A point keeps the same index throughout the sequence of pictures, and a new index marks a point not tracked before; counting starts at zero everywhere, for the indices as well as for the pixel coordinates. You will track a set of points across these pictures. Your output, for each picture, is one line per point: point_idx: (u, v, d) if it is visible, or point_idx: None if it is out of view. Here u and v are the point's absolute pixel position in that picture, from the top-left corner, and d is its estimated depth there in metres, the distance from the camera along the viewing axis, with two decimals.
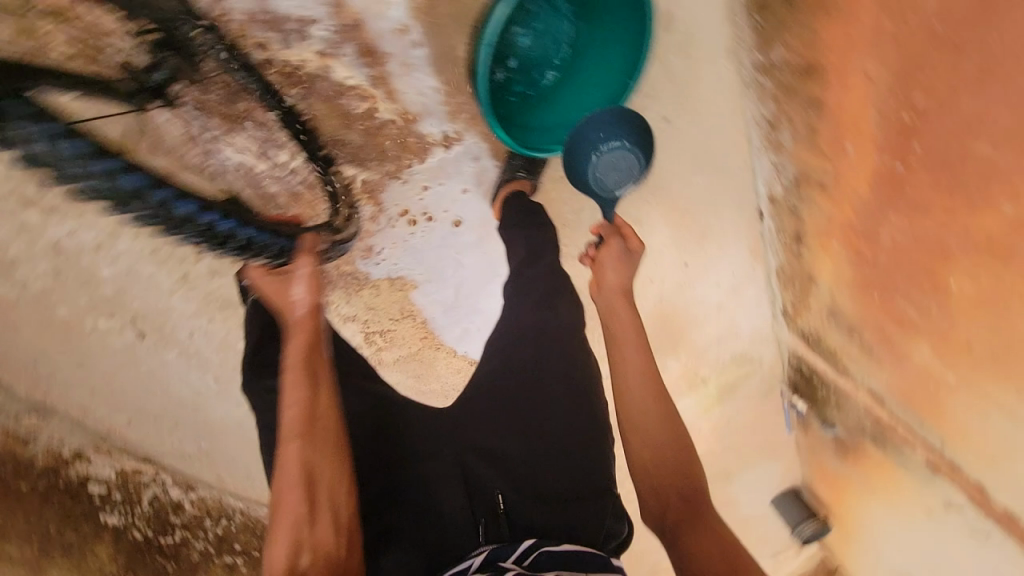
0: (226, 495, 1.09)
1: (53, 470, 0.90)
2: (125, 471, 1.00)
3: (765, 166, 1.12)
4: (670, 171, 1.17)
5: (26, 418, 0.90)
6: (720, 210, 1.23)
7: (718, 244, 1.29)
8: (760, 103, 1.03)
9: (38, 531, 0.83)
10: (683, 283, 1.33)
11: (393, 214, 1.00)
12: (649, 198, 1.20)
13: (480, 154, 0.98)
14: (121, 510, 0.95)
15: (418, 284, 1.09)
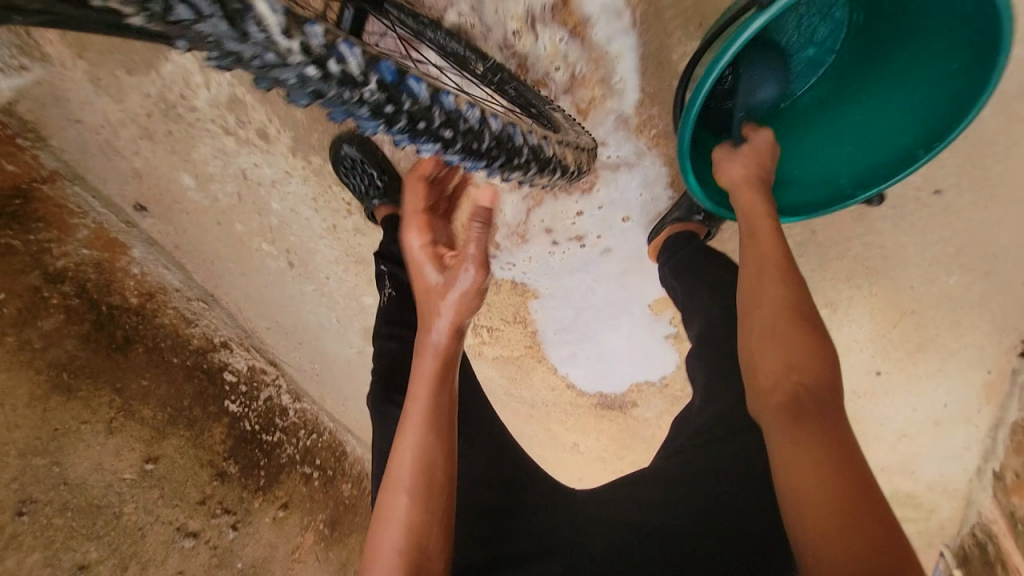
0: (322, 413, 1.30)
1: (202, 352, 1.06)
2: (249, 368, 1.15)
3: None
4: (916, 263, 0.83)
5: (186, 305, 1.05)
6: (971, 323, 0.88)
7: (938, 363, 0.95)
8: None
9: (175, 402, 0.99)
10: (862, 391, 1.04)
11: (540, 229, 0.90)
12: (862, 283, 0.86)
13: (655, 186, 0.82)
14: (242, 401, 1.12)
15: (540, 295, 1.00)
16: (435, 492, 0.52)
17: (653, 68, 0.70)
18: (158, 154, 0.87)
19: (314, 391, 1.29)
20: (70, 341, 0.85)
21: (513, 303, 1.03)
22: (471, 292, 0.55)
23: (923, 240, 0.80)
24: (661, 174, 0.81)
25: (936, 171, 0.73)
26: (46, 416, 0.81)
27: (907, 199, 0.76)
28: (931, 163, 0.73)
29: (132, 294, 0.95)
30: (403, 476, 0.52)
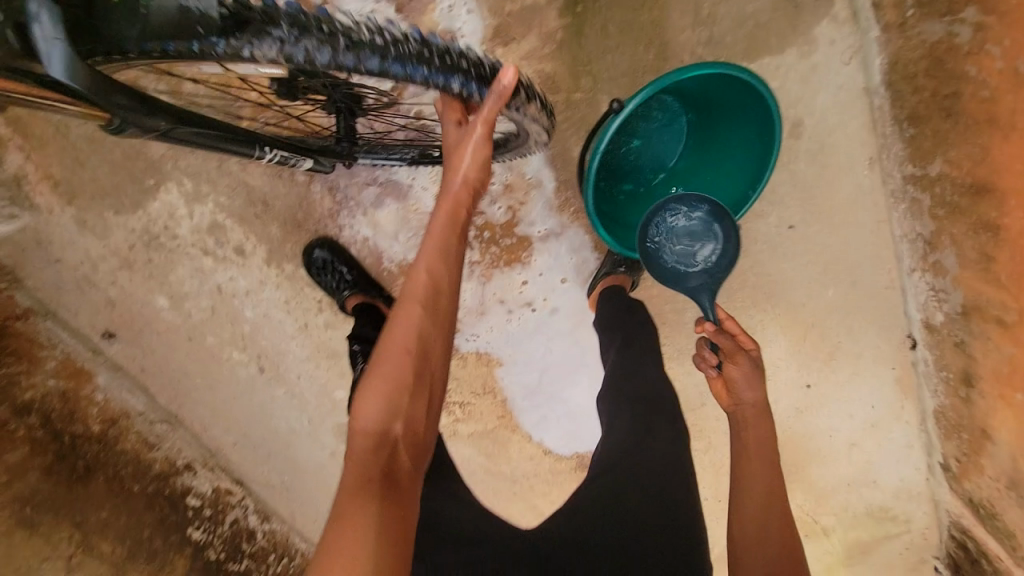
0: (295, 532, 1.14)
1: (164, 477, 1.01)
2: (215, 489, 1.08)
3: (919, 288, 0.96)
4: (801, 283, 1.01)
5: (148, 430, 1.02)
6: (861, 326, 1.05)
7: (850, 368, 1.09)
8: (912, 220, 0.89)
9: (134, 534, 0.95)
10: (804, 406, 1.15)
11: (493, 301, 1.04)
12: (768, 307, 1.04)
13: (582, 249, 0.99)
14: (207, 526, 1.04)
15: (504, 362, 1.09)
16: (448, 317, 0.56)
17: (559, 163, 0.91)
18: (135, 281, 0.94)
19: (284, 508, 1.14)
20: (34, 474, 0.88)
21: (480, 375, 1.11)
22: (482, 157, 0.58)
23: (799, 265, 1.00)
24: (584, 241, 0.98)
25: (785, 211, 0.95)
26: (7, 556, 0.84)
27: (773, 235, 0.98)
28: (779, 206, 0.95)
29: (94, 423, 0.95)
30: (422, 293, 0.54)
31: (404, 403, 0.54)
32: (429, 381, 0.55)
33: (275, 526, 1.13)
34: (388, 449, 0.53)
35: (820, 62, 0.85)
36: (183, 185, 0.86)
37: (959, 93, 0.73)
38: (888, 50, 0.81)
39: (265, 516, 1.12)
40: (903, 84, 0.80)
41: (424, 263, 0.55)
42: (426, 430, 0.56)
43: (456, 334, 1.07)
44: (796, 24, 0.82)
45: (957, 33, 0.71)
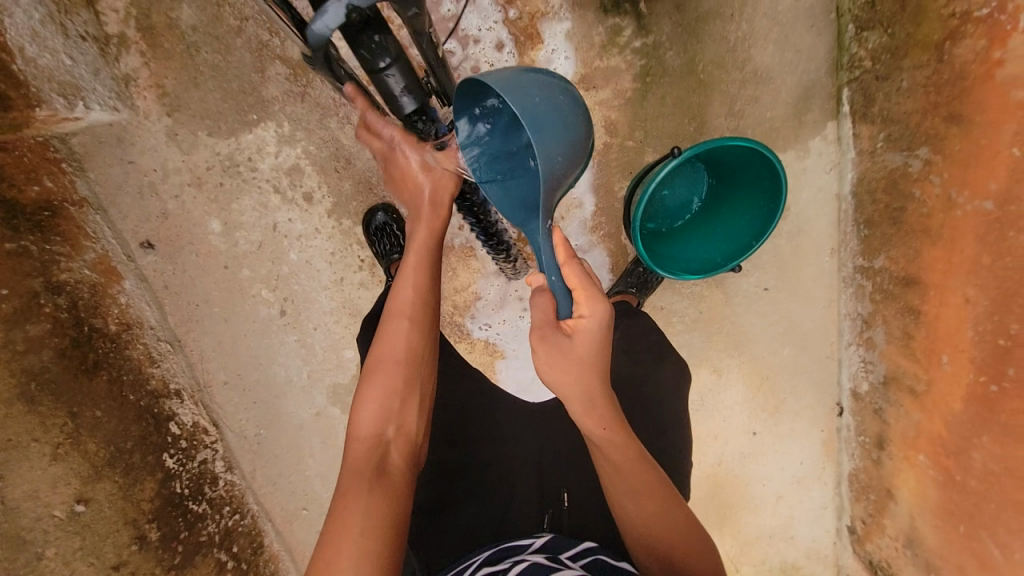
0: (251, 492, 1.12)
1: (156, 396, 1.02)
2: (195, 425, 1.07)
3: (853, 359, 1.18)
4: (764, 339, 1.22)
5: (153, 347, 1.03)
6: (804, 386, 1.26)
7: (790, 422, 1.29)
8: (856, 302, 1.14)
9: (118, 442, 0.94)
10: (747, 453, 1.31)
11: (515, 297, 1.17)
12: (734, 355, 1.24)
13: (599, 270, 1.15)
14: (180, 457, 1.03)
15: (506, 356, 1.20)
16: (429, 327, 0.76)
17: (603, 192, 1.09)
18: (198, 200, 1.02)
19: (248, 464, 1.13)
20: (47, 353, 0.87)
21: (483, 363, 1.20)
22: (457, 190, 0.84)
23: (765, 323, 1.21)
24: (603, 263, 1.14)
25: (762, 276, 1.18)
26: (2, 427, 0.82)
27: (750, 293, 1.19)
28: (758, 270, 1.18)
29: (112, 322, 0.97)
30: (409, 310, 0.76)
31: (394, 405, 0.70)
32: (413, 387, 0.72)
33: (236, 479, 1.11)
34: (383, 445, 0.68)
35: (809, 166, 1.10)
36: (282, 127, 0.99)
37: (905, 207, 0.97)
38: (858, 169, 1.06)
39: (230, 466, 1.11)
40: (866, 195, 1.06)
41: (410, 288, 0.77)
42: (414, 432, 0.71)
43: (472, 319, 1.18)
44: (798, 135, 1.08)
45: (911, 164, 0.95)
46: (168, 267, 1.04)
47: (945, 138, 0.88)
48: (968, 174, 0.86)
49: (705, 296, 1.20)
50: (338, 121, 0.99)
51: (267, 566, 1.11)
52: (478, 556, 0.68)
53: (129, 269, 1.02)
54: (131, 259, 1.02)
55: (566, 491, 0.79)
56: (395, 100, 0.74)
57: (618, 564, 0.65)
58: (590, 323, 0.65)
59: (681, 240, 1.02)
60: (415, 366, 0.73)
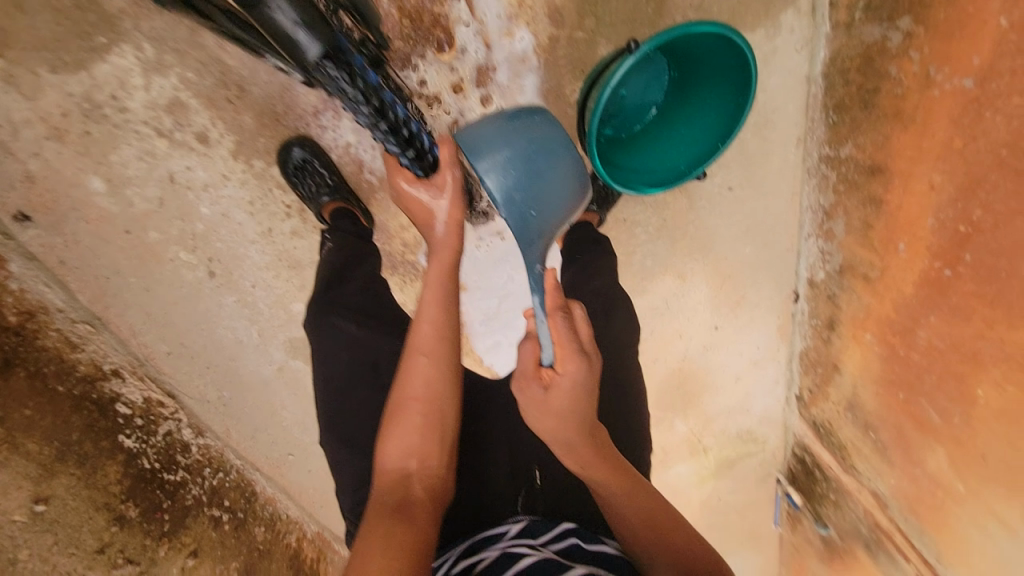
0: (229, 450, 1.10)
1: (90, 380, 0.93)
2: (149, 401, 1.01)
3: (812, 250, 1.20)
4: (727, 239, 1.20)
5: (69, 331, 0.92)
6: (764, 279, 1.28)
7: (750, 314, 1.33)
8: (818, 193, 1.11)
9: (61, 436, 0.87)
10: (708, 346, 1.36)
11: (466, 225, 1.10)
12: (698, 258, 1.23)
13: None
14: (140, 435, 0.97)
15: (468, 287, 1.16)
16: (453, 361, 0.72)
17: (552, 98, 0.95)
18: (65, 156, 0.83)
19: (219, 425, 1.09)
20: None
21: None
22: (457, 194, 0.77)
23: (730, 223, 1.18)
24: None
25: (726, 174, 1.13)
26: None
27: (714, 194, 1.15)
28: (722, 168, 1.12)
29: (8, 312, 0.84)
30: (427, 346, 0.71)
31: (419, 441, 0.67)
32: (437, 423, 0.69)
33: (211, 441, 1.08)
34: (407, 485, 0.64)
35: (780, 45, 1.00)
36: (143, 50, 0.78)
37: (879, 88, 0.90)
38: (831, 45, 0.97)
39: (202, 431, 1.07)
40: (837, 76, 0.98)
41: (428, 320, 0.73)
42: (439, 469, 0.68)
43: None
44: (769, 8, 0.96)
45: (889, 38, 0.86)
46: (58, 242, 0.89)
47: (931, 4, 0.79)
48: (952, 46, 0.77)
49: (669, 203, 1.15)
50: (213, 35, 0.79)
51: (266, 510, 1.11)
52: (452, 552, 0.68)
53: (9, 248, 0.86)
54: (8, 235, 0.86)
55: (536, 468, 0.79)
56: (291, 40, 0.65)
57: (594, 547, 0.68)
58: (566, 378, 0.71)
59: (641, 149, 0.92)
60: (440, 402, 0.70)
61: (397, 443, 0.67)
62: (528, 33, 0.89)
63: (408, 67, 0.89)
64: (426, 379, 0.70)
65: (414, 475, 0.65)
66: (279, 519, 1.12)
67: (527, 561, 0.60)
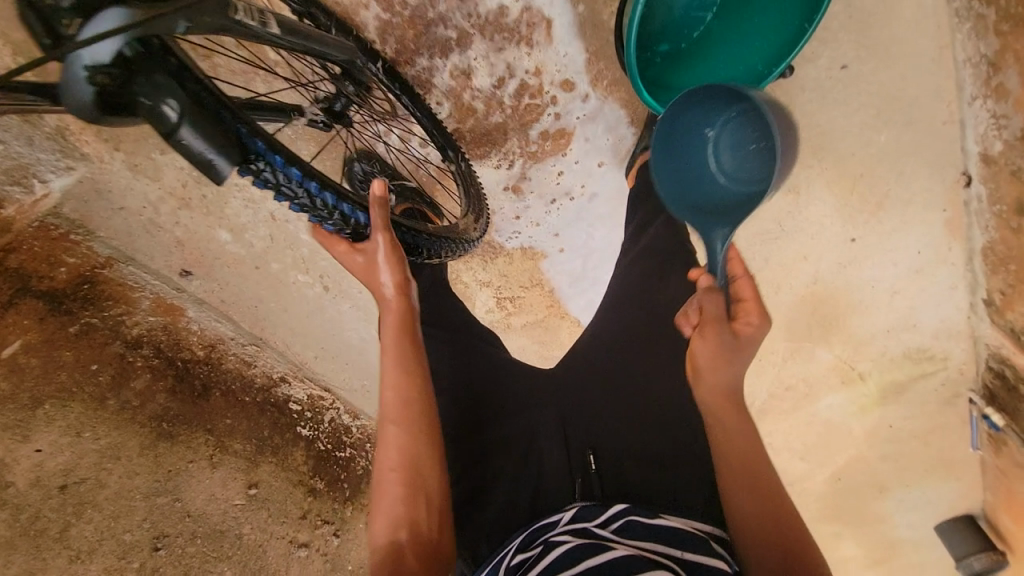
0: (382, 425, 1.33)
1: (266, 389, 1.15)
2: (311, 396, 1.24)
3: (980, 116, 0.93)
4: (846, 128, 1.02)
5: (243, 351, 1.14)
6: (912, 165, 1.02)
7: (899, 216, 1.07)
8: (977, 39, 0.88)
9: (257, 433, 1.09)
10: (847, 262, 1.13)
11: (530, 194, 1.07)
12: (813, 160, 1.06)
13: (614, 130, 1.00)
14: (311, 424, 1.21)
15: (549, 253, 1.14)
16: (426, 426, 0.70)
17: (590, 29, 0.91)
18: (196, 219, 1.05)
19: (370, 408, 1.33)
20: (160, 396, 0.96)
21: (528, 268, 1.16)
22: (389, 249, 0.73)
23: (847, 105, 1.00)
24: (619, 120, 1.00)
25: (839, 49, 0.99)
26: (159, 462, 0.92)
27: (823, 76, 1.01)
28: (832, 45, 0.99)
29: (196, 348, 1.06)
30: (393, 413, 0.70)
31: (401, 508, 0.65)
32: (417, 483, 0.66)
33: (361, 420, 1.31)
34: (398, 557, 0.62)
35: None
36: None
37: None
38: None
39: (355, 413, 1.31)
40: None
41: (391, 390, 0.71)
42: (429, 530, 0.65)
43: (501, 231, 1.11)
44: None
45: None
46: (219, 284, 1.12)
47: None
48: None
49: None
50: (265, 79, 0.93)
51: None
52: (511, 544, 0.68)
53: (179, 303, 1.06)
54: (180, 290, 1.08)
55: (592, 452, 0.76)
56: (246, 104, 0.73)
57: (652, 521, 0.65)
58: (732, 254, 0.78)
59: (702, 61, 0.87)
60: (415, 459, 0.67)
61: (384, 513, 0.65)
62: None
63: (446, 44, 0.91)
64: (397, 447, 0.68)
65: (408, 543, 0.63)
66: None
67: (562, 549, 0.60)
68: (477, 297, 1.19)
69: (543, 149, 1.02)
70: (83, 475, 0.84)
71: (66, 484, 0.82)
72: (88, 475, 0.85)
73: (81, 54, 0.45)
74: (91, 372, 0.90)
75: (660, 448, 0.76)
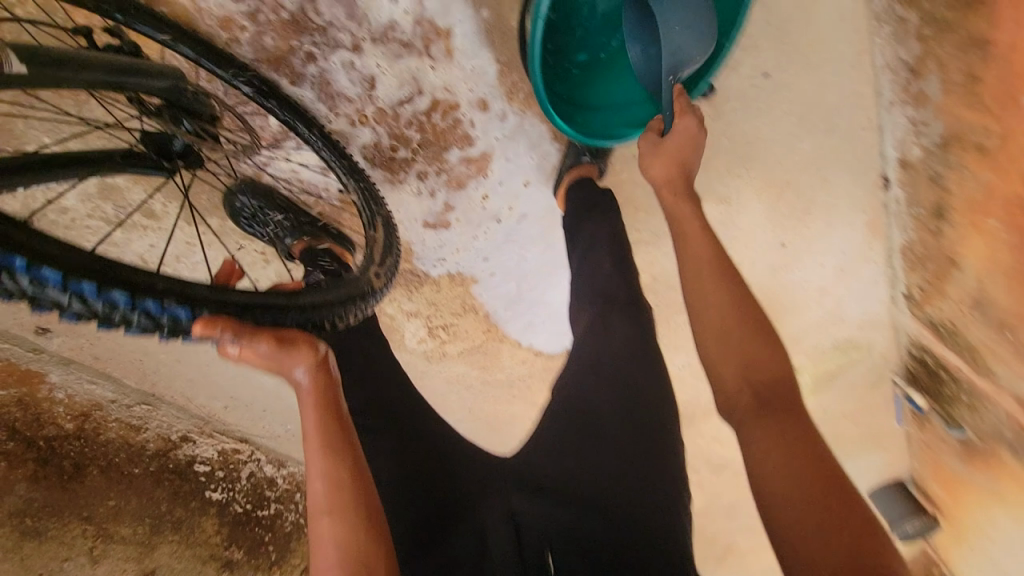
0: None
1: (163, 454, 1.00)
2: (221, 452, 1.08)
3: (898, 122, 0.93)
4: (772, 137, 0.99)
5: (126, 413, 0.98)
6: (835, 169, 1.02)
7: (825, 218, 1.08)
8: (897, 44, 0.86)
9: (152, 510, 0.94)
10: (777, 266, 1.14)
11: (456, 223, 0.98)
12: (741, 171, 1.02)
13: (537, 147, 0.92)
14: (224, 486, 1.06)
15: (481, 279, 1.06)
16: (362, 505, 0.59)
17: (498, 38, 0.82)
18: None
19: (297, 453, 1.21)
20: (20, 486, 0.81)
21: (458, 295, 1.07)
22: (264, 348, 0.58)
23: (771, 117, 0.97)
24: (541, 136, 0.92)
25: (758, 57, 0.93)
26: (25, 567, 0.78)
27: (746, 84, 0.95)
28: (749, 49, 0.92)
29: (64, 419, 0.90)
30: (324, 503, 0.58)
31: None
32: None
33: (286, 469, 1.18)
34: None
35: None
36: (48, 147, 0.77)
37: None
38: None
39: (279, 462, 1.17)
40: None
41: (317, 477, 0.59)
42: None
43: (426, 260, 1.01)
44: None
45: None
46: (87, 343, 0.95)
47: None
48: None
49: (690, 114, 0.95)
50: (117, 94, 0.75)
51: None
52: None
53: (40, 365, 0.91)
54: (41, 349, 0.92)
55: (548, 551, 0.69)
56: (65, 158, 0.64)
57: None
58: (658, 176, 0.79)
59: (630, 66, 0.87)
60: (362, 552, 0.57)
61: None
62: None
63: (337, 52, 0.78)
64: (337, 543, 0.57)
65: None
66: None
67: None
68: (406, 327, 1.09)
69: (463, 171, 0.92)
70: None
71: None
72: None
73: None
74: None
75: (616, 537, 0.69)
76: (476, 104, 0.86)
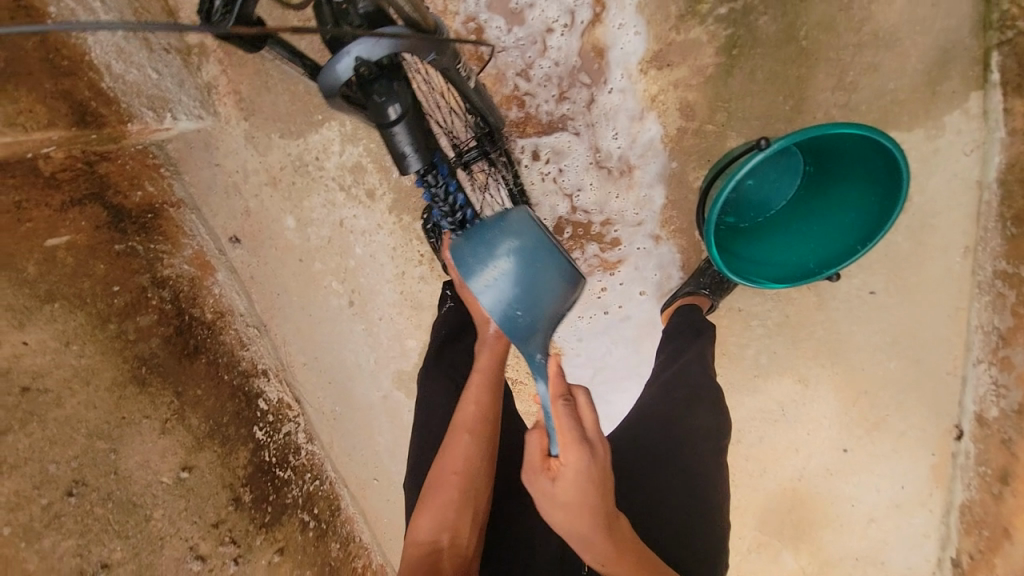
0: (328, 460, 1.22)
1: (247, 375, 1.11)
2: (279, 402, 1.16)
3: (981, 380, 1.03)
4: (863, 346, 1.09)
5: (241, 331, 1.12)
6: (914, 399, 1.09)
7: (890, 443, 1.11)
8: (993, 313, 1.00)
9: (217, 416, 1.02)
10: (833, 469, 1.14)
11: None
12: (826, 364, 1.11)
13: (664, 269, 1.10)
14: (268, 429, 1.11)
15: (565, 351, 1.18)
16: (486, 458, 0.76)
17: (674, 182, 1.05)
18: (274, 199, 1.10)
19: (326, 436, 1.23)
20: (154, 340, 0.96)
21: None
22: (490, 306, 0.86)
23: (865, 331, 1.08)
24: (670, 262, 1.10)
25: (869, 277, 1.06)
26: (119, 404, 0.89)
27: (853, 297, 1.07)
28: (864, 269, 1.06)
29: (207, 308, 1.06)
30: (469, 423, 0.78)
31: (450, 515, 0.72)
32: (471, 504, 0.73)
33: (313, 443, 1.21)
34: (435, 556, 0.69)
35: (943, 146, 0.97)
36: (345, 126, 1.05)
37: None
38: (1010, 152, 0.93)
39: (309, 434, 1.21)
40: (1019, 186, 0.93)
41: (472, 401, 0.79)
42: (467, 548, 0.72)
43: None
44: (931, 109, 0.96)
45: None
46: (255, 265, 1.14)
47: None
48: None
49: (794, 298, 1.09)
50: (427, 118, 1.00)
51: (344, 527, 1.19)
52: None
53: (215, 265, 1.10)
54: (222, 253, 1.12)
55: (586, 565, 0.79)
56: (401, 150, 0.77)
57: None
58: (568, 469, 0.64)
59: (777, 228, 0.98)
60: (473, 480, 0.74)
61: (432, 517, 0.72)
62: (656, 124, 1.01)
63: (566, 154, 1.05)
64: (466, 458, 0.75)
65: (450, 544, 0.70)
66: (353, 541, 1.20)
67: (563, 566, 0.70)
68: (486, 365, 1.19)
69: (596, 265, 1.11)
70: (48, 385, 0.83)
71: (30, 387, 0.81)
72: (52, 388, 0.83)
73: (356, 50, 0.64)
74: (110, 292, 0.92)
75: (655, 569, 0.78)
76: (637, 219, 1.07)
